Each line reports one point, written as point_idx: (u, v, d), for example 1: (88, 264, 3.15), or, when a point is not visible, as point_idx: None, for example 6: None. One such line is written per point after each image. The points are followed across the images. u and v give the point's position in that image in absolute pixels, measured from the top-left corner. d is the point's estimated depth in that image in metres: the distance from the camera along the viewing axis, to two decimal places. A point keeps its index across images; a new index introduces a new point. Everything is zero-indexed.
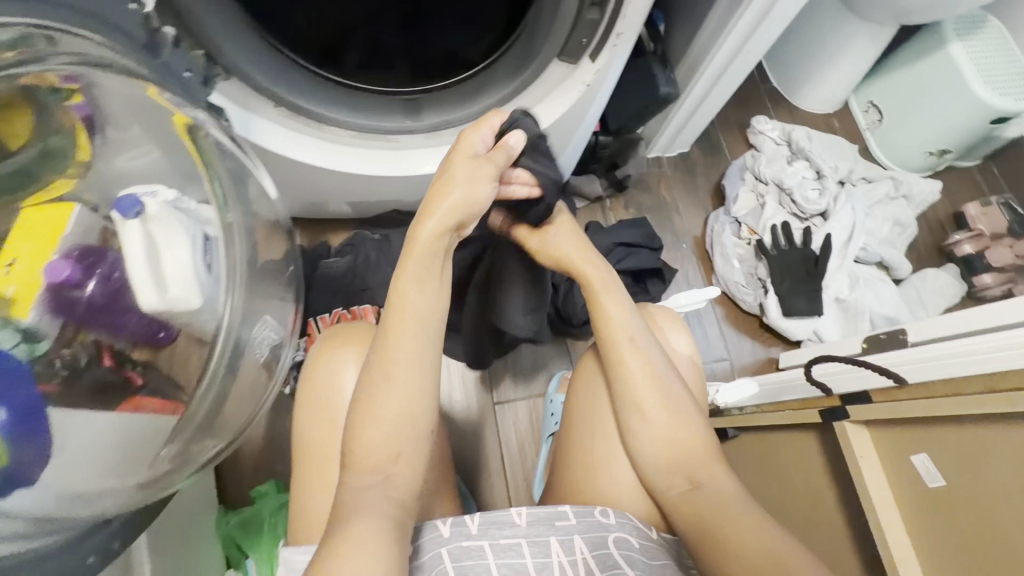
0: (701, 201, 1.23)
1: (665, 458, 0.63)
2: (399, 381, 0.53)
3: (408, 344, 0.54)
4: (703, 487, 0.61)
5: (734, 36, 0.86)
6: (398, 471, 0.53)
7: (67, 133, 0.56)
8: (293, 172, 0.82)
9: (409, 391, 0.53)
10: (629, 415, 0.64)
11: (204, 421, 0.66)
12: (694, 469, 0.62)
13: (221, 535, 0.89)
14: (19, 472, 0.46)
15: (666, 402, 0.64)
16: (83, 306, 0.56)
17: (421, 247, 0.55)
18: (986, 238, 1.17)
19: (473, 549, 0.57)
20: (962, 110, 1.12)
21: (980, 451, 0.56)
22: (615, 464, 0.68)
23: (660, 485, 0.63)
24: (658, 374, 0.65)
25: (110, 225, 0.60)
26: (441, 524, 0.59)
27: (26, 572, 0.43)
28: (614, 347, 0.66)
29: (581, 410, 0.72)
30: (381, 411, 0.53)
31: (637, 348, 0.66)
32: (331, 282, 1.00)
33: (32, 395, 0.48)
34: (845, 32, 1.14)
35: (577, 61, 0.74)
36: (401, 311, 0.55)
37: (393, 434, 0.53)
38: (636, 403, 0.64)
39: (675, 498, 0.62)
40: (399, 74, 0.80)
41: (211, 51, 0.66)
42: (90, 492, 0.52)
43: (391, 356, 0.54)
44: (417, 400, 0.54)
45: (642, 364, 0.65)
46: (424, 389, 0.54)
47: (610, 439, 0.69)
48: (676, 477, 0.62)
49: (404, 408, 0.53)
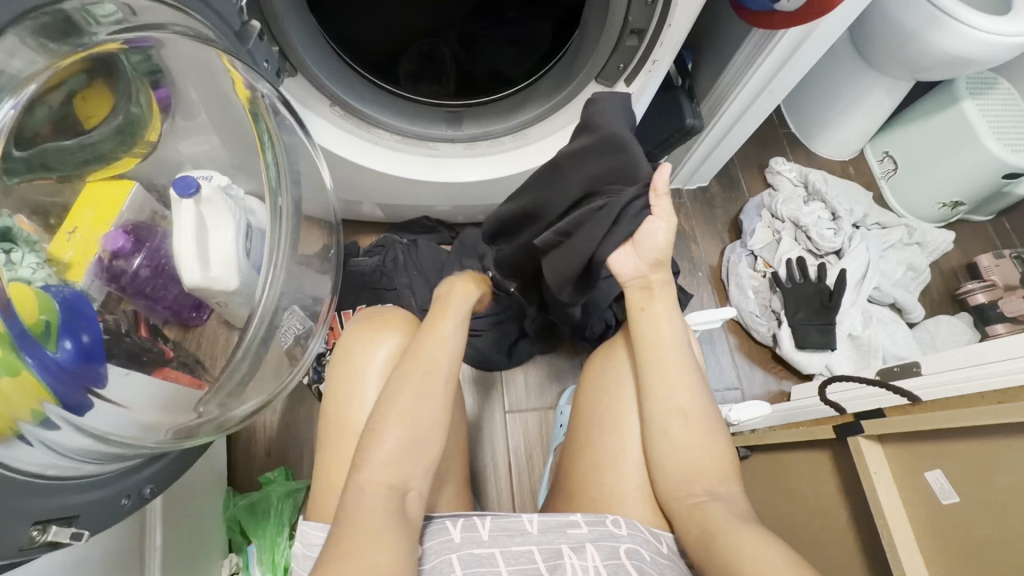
0: (717, 232, 1.27)
1: (686, 466, 0.64)
2: (425, 395, 0.61)
3: (439, 365, 0.64)
4: (719, 501, 0.62)
5: (760, 74, 0.91)
6: (415, 482, 0.57)
7: (144, 110, 0.62)
8: (338, 169, 0.88)
9: (433, 408, 0.61)
10: (670, 417, 0.65)
11: (241, 379, 0.69)
12: (713, 483, 0.64)
13: (227, 517, 0.90)
14: (77, 401, 0.49)
15: (698, 412, 0.66)
16: (128, 277, 0.62)
17: (451, 312, 0.69)
18: (999, 289, 1.19)
19: (484, 557, 0.56)
20: (978, 164, 1.16)
21: (989, 470, 0.58)
22: (625, 463, 0.69)
23: (677, 493, 0.64)
24: (694, 385, 0.67)
25: (160, 208, 0.67)
26: (451, 528, 0.59)
27: (56, 496, 0.45)
28: (654, 352, 0.68)
29: (596, 408, 0.73)
30: (393, 439, 0.58)
31: (675, 356, 0.68)
32: (357, 279, 1.05)
33: (94, 333, 0.51)
34: (863, 83, 1.20)
35: (613, 84, 0.80)
36: (435, 338, 0.66)
37: (410, 455, 0.58)
38: (679, 408, 0.66)
39: (689, 508, 0.62)
40: (445, 88, 0.89)
41: (285, 49, 0.72)
42: (133, 424, 0.55)
43: (405, 395, 0.60)
44: (438, 415, 0.61)
45: (686, 374, 0.67)
46: (431, 427, 0.60)
47: (628, 436, 0.70)
48: (694, 486, 0.63)
49: (427, 420, 0.60)
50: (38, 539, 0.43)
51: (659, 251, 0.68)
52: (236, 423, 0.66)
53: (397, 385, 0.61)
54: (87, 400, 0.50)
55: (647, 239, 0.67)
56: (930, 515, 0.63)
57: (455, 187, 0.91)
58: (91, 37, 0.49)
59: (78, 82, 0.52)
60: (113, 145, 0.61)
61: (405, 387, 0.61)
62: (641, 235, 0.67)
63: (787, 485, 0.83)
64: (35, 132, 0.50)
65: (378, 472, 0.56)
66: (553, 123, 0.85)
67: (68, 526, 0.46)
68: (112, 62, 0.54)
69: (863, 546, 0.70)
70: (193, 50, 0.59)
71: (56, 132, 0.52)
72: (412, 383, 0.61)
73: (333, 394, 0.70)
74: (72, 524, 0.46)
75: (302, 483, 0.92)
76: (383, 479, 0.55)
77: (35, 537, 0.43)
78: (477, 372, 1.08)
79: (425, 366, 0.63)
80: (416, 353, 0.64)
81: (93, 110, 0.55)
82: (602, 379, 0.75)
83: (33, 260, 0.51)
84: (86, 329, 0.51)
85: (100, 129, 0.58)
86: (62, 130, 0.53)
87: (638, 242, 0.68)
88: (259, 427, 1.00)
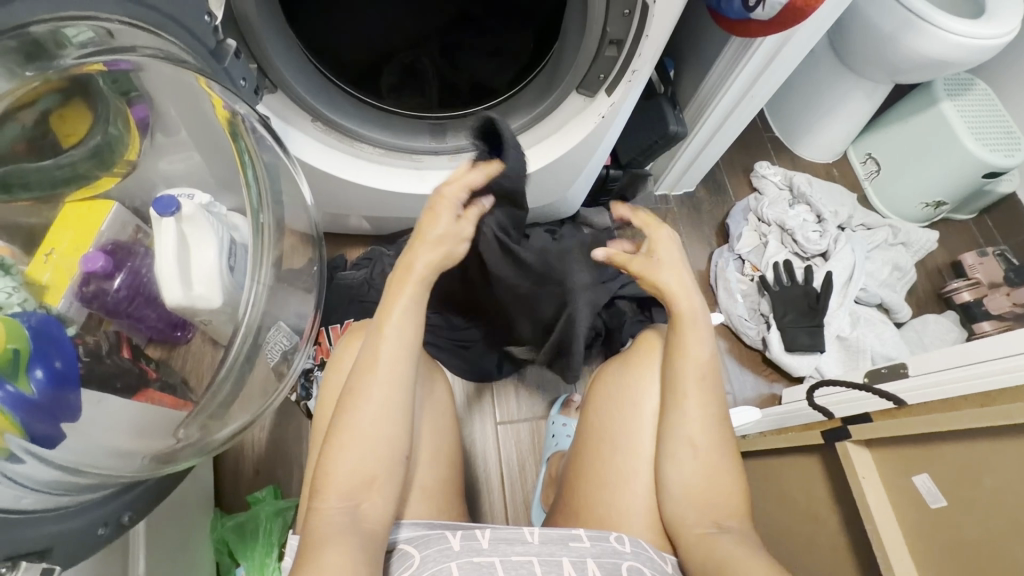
0: (705, 235, 1.28)
1: (694, 493, 0.63)
2: (379, 407, 0.58)
3: (396, 371, 0.59)
4: (727, 535, 0.60)
5: (738, 83, 0.92)
6: (372, 495, 0.56)
7: (121, 127, 0.62)
8: (323, 183, 0.87)
9: (389, 418, 0.58)
10: (698, 442, 0.64)
11: (226, 399, 0.68)
12: (722, 516, 0.62)
13: (215, 539, 0.88)
14: (44, 435, 0.47)
15: (716, 434, 0.64)
16: (107, 298, 0.61)
17: (413, 278, 0.62)
18: (983, 287, 1.20)
19: (484, 566, 0.54)
20: (959, 166, 1.17)
21: (977, 471, 0.58)
22: (636, 482, 0.68)
23: (687, 517, 0.62)
24: (718, 410, 0.65)
25: (142, 225, 0.66)
26: (451, 538, 0.58)
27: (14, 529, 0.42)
28: (681, 379, 0.65)
29: (607, 426, 0.73)
30: (350, 449, 0.56)
31: (704, 386, 0.65)
32: (344, 292, 1.04)
33: (66, 361, 0.49)
34: (842, 88, 1.22)
35: (593, 95, 0.80)
36: (390, 338, 0.60)
37: (367, 464, 0.56)
38: (710, 433, 0.64)
39: (698, 542, 0.60)
40: (429, 99, 0.88)
41: (263, 66, 0.72)
42: (119, 451, 0.55)
43: (354, 402, 0.58)
44: (396, 425, 0.58)
45: (705, 404, 0.64)
46: (389, 433, 0.57)
47: (643, 459, 0.69)
48: (704, 516, 0.61)
49: (384, 432, 0.57)
50: None
51: (673, 284, 0.68)
52: (220, 444, 0.65)
53: (353, 396, 0.58)
54: (58, 431, 0.48)
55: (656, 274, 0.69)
56: (919, 519, 0.63)
57: None
58: (60, 60, 0.48)
59: (52, 102, 0.52)
60: (92, 164, 0.61)
61: (359, 398, 0.58)
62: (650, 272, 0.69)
63: (781, 491, 0.83)
64: (9, 147, 0.50)
65: (334, 488, 0.55)
66: (535, 134, 0.86)
67: (39, 561, 0.44)
68: (88, 83, 0.54)
69: (855, 550, 0.70)
70: (172, 74, 0.59)
71: (30, 151, 0.53)
72: (368, 391, 0.58)
73: (327, 401, 0.69)
74: (43, 559, 0.45)
75: (292, 501, 0.91)
76: (339, 496, 0.55)
77: None
78: (466, 385, 1.07)
79: (386, 364, 0.59)
80: (374, 347, 0.60)
81: (72, 128, 0.56)
82: (618, 391, 0.74)
83: (8, 284, 0.50)
84: (60, 355, 0.49)
85: (79, 147, 0.58)
86: (36, 149, 0.53)
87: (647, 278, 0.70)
88: (248, 445, 0.98)
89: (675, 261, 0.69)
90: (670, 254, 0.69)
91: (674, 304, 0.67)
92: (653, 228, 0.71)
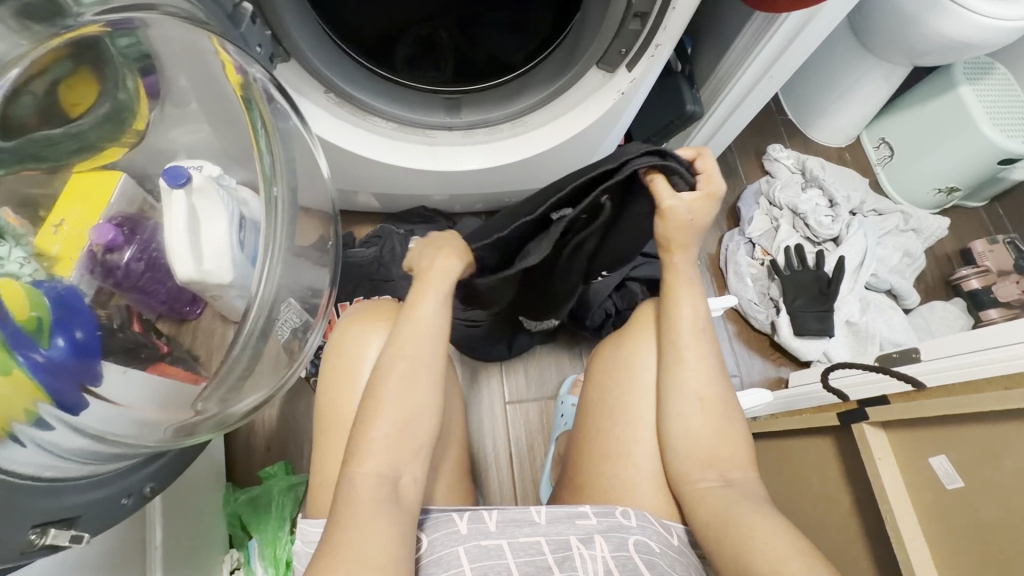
0: (715, 219, 1.27)
1: (698, 451, 0.63)
2: (413, 379, 0.58)
3: (421, 348, 0.61)
4: (731, 487, 0.61)
5: (761, 59, 0.89)
6: (409, 469, 0.56)
7: (129, 91, 0.59)
8: (335, 158, 0.86)
9: (424, 390, 0.59)
10: (719, 411, 0.65)
11: (242, 373, 0.67)
12: (726, 467, 0.63)
13: (227, 512, 0.89)
14: (67, 401, 0.47)
15: (715, 394, 0.65)
16: (122, 271, 0.59)
17: (434, 274, 0.65)
18: (992, 274, 1.20)
19: (492, 549, 0.55)
20: (974, 151, 1.16)
21: (993, 454, 0.59)
22: (638, 454, 0.69)
23: (687, 475, 0.63)
24: (716, 374, 0.66)
25: (149, 198, 0.64)
26: (459, 520, 0.58)
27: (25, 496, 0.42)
28: (677, 340, 0.66)
29: (607, 399, 0.73)
30: (385, 421, 0.56)
31: (697, 339, 0.66)
32: (355, 271, 1.03)
33: (87, 329, 0.50)
34: (861, 68, 1.19)
35: (614, 70, 0.78)
36: (420, 322, 0.62)
37: (406, 435, 0.56)
38: (725, 401, 0.65)
39: (696, 497, 0.62)
40: (442, 74, 0.86)
41: (277, 33, 0.70)
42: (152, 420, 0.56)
43: (388, 376, 0.58)
44: (431, 398, 0.59)
45: (701, 354, 0.66)
46: (423, 409, 0.58)
47: (641, 426, 0.70)
48: (708, 469, 0.63)
49: (422, 405, 0.58)
50: (37, 543, 0.43)
51: (685, 240, 0.66)
52: (237, 419, 0.65)
53: (386, 369, 0.59)
54: (83, 398, 0.49)
55: (706, 207, 0.64)
56: (934, 500, 0.64)
57: (454, 176, 0.90)
58: (76, 18, 0.47)
59: (62, 70, 0.50)
60: (103, 133, 0.59)
61: (394, 374, 0.58)
62: (704, 202, 0.64)
63: (792, 473, 0.85)
64: (23, 121, 0.48)
65: (369, 459, 0.55)
66: (552, 110, 0.84)
67: (67, 529, 0.46)
68: (97, 46, 0.52)
69: (867, 530, 0.71)
70: (185, 34, 0.57)
71: (44, 122, 0.51)
72: (403, 370, 0.59)
73: (329, 375, 0.69)
74: (71, 527, 0.46)
75: (304, 477, 0.92)
76: (376, 464, 0.54)
77: (34, 540, 0.43)
78: (477, 364, 1.07)
79: (416, 344, 0.61)
80: (404, 328, 0.62)
81: (79, 97, 0.54)
82: (615, 360, 0.74)
83: (20, 257, 0.49)
84: (79, 325, 0.49)
85: (90, 116, 0.56)
86: (48, 119, 0.51)
87: (699, 203, 0.64)
88: (258, 421, 0.98)
89: (704, 226, 0.66)
90: (705, 216, 0.65)
91: (669, 259, 0.68)
92: (710, 178, 0.64)
